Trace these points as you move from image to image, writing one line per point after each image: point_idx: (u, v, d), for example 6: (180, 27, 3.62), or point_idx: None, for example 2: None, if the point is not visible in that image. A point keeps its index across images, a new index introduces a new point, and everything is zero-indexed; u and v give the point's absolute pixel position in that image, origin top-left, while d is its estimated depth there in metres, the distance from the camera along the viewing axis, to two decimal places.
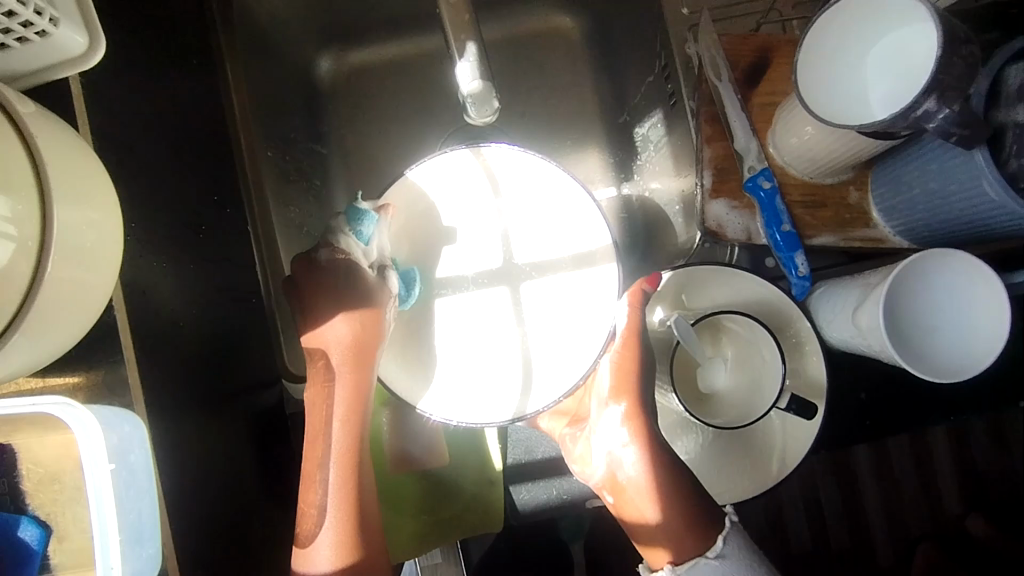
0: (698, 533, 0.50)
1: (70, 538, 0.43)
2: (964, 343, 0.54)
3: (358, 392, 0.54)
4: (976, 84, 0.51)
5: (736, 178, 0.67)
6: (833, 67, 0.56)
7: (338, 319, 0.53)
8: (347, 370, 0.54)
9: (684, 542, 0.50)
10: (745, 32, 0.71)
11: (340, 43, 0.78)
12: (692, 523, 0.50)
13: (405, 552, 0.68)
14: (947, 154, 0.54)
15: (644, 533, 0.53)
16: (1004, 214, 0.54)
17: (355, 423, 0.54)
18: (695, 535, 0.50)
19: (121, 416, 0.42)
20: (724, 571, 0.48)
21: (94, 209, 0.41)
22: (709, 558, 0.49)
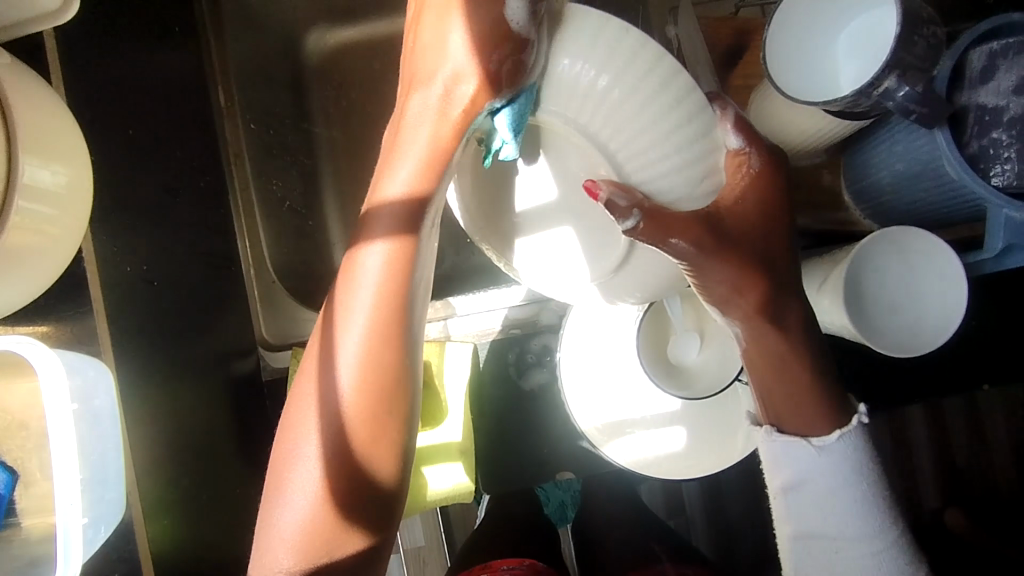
0: (826, 412, 0.49)
1: (37, 484, 0.44)
2: (921, 319, 0.56)
3: (390, 311, 0.45)
4: (940, 66, 0.51)
5: None
6: (800, 46, 0.57)
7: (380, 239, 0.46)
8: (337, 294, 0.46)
9: (794, 416, 0.50)
10: (726, 15, 0.72)
11: (328, 21, 0.80)
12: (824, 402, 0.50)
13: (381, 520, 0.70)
14: (908, 135, 0.55)
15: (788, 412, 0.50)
16: (964, 195, 0.55)
17: (379, 346, 0.44)
18: (822, 416, 0.49)
19: (86, 361, 0.43)
20: (824, 460, 0.49)
21: (62, 160, 0.41)
22: (812, 444, 0.49)
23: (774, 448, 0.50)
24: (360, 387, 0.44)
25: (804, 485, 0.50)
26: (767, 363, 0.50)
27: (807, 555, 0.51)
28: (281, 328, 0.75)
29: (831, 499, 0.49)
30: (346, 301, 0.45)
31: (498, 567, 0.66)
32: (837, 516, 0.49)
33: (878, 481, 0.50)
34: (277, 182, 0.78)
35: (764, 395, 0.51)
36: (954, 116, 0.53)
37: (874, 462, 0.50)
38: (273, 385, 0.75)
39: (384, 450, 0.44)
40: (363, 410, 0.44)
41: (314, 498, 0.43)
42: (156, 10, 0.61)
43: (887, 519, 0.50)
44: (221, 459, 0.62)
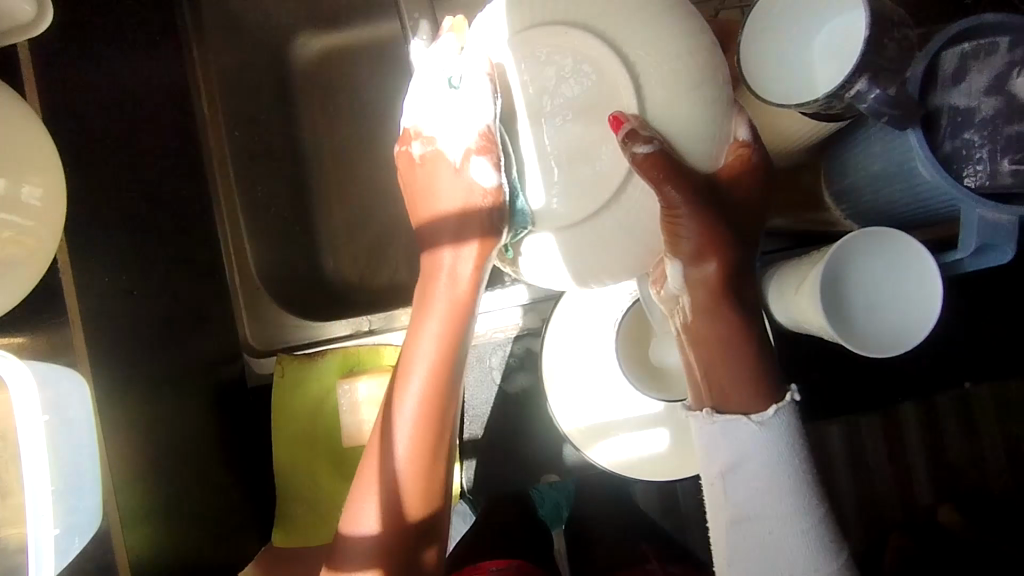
0: (766, 388, 0.49)
1: (13, 494, 0.44)
2: (897, 317, 0.56)
3: (456, 328, 0.49)
4: (913, 68, 0.51)
5: None
6: (774, 50, 0.58)
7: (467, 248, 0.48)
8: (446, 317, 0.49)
9: (734, 395, 0.49)
10: (705, 18, 0.73)
11: (311, 28, 0.80)
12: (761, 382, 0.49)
13: None
14: (884, 136, 0.56)
15: (729, 389, 0.49)
16: (939, 196, 0.55)
17: (443, 365, 0.48)
18: (757, 392, 0.49)
19: (59, 371, 0.43)
20: (765, 438, 0.48)
21: (33, 172, 0.41)
22: (752, 422, 0.48)
23: (706, 432, 0.49)
24: (422, 399, 0.48)
25: (741, 469, 0.48)
26: (721, 334, 0.49)
27: (742, 543, 0.50)
28: (265, 334, 0.75)
29: (764, 477, 0.48)
30: (420, 320, 0.49)
31: (486, 569, 0.65)
32: (767, 492, 0.48)
33: (807, 460, 0.49)
34: (261, 188, 0.78)
35: (708, 375, 0.50)
36: (927, 117, 0.53)
37: (802, 442, 0.49)
38: (258, 392, 0.75)
39: (424, 493, 0.48)
40: (426, 421, 0.48)
41: (391, 499, 0.47)
42: (133, 19, 0.61)
43: (815, 499, 0.48)
44: (205, 466, 0.62)
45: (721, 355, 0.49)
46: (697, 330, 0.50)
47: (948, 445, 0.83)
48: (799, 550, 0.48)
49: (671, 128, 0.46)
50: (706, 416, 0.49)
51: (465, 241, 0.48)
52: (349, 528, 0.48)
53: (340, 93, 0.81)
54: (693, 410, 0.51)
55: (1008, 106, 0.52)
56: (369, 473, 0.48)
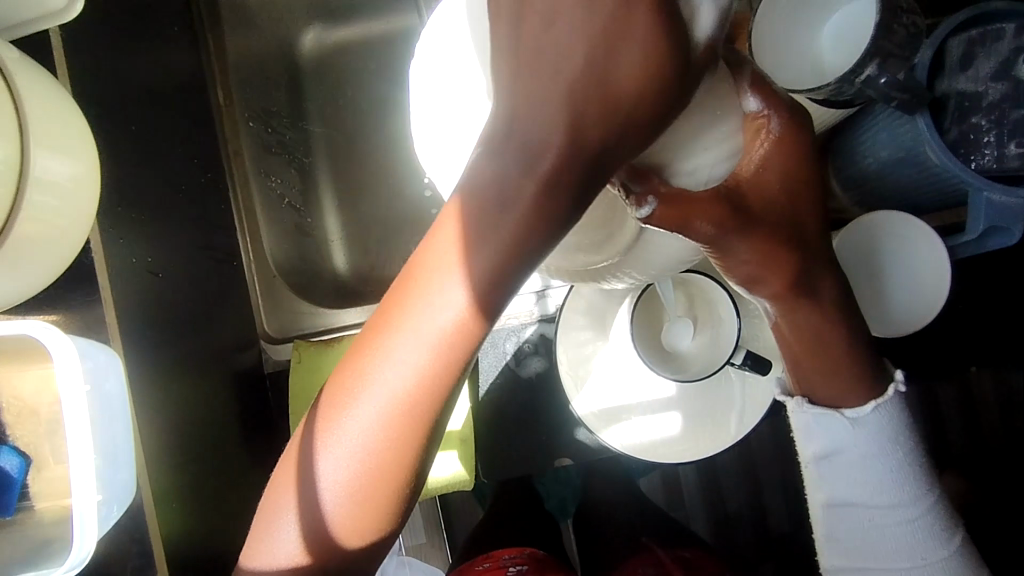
0: (868, 385, 0.52)
1: (48, 468, 0.45)
2: (908, 296, 0.57)
3: (445, 362, 0.35)
4: (920, 55, 0.53)
5: None
6: (788, 37, 0.59)
7: (448, 219, 0.35)
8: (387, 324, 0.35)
9: (839, 394, 0.52)
10: None
11: (324, 20, 0.82)
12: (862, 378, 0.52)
13: None
14: (890, 122, 0.57)
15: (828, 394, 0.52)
16: (947, 179, 0.56)
17: (426, 384, 0.35)
18: (859, 390, 0.52)
19: (96, 347, 0.44)
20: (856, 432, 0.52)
21: (69, 152, 0.43)
22: (847, 417, 0.52)
23: (803, 421, 0.54)
24: (391, 426, 0.35)
25: (841, 456, 0.54)
26: (808, 342, 0.51)
27: (836, 519, 0.57)
28: (282, 321, 0.77)
29: (863, 464, 0.53)
30: (397, 308, 0.35)
31: (501, 558, 0.72)
32: (869, 482, 0.54)
33: (911, 445, 0.54)
34: (275, 178, 0.79)
35: (801, 372, 0.53)
36: (935, 102, 0.54)
37: (908, 427, 0.54)
38: (274, 378, 0.77)
39: (373, 509, 0.36)
40: (399, 422, 0.35)
41: (331, 524, 0.35)
42: (155, 8, 0.62)
43: (920, 484, 0.55)
44: (226, 449, 0.63)
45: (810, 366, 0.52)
46: (789, 331, 0.51)
47: (952, 427, 0.86)
48: (894, 528, 0.55)
49: (683, 165, 0.39)
50: (797, 404, 0.53)
51: (442, 221, 0.35)
52: (255, 553, 0.37)
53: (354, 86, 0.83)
54: (788, 395, 0.55)
55: (1015, 90, 0.54)
56: (273, 496, 0.37)
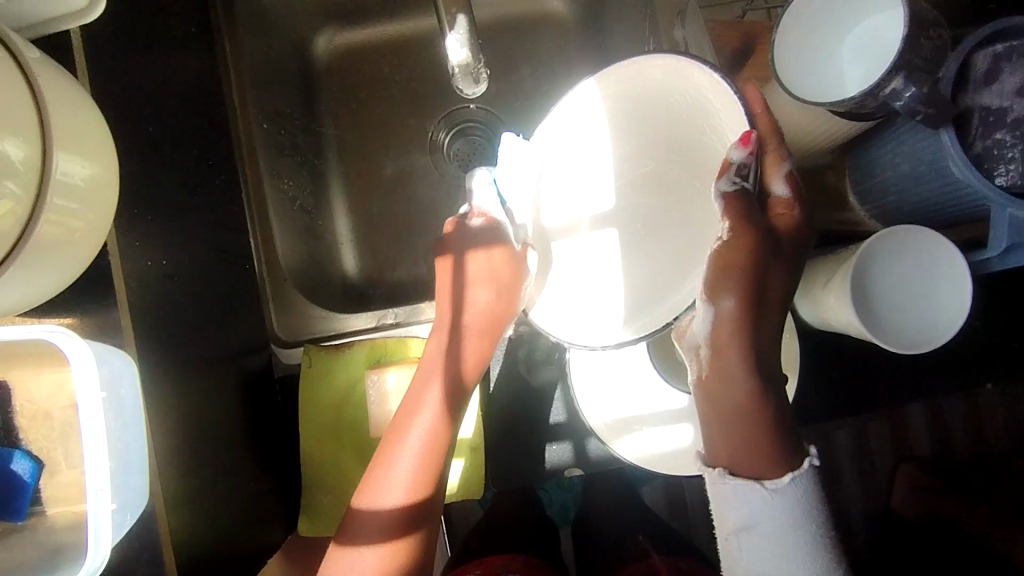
0: (777, 457, 0.51)
1: (62, 472, 0.45)
2: (925, 316, 0.57)
3: (486, 341, 0.61)
4: (946, 68, 0.53)
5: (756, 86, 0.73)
6: (808, 51, 0.58)
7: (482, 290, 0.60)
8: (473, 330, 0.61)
9: (745, 462, 0.52)
10: (732, 18, 0.75)
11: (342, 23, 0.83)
12: (768, 449, 0.51)
13: None
14: (914, 136, 0.57)
15: (735, 453, 0.53)
16: (970, 195, 0.56)
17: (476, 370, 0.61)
18: (769, 460, 0.51)
19: (113, 352, 0.44)
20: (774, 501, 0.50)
21: (92, 153, 0.42)
22: (766, 488, 0.51)
23: (719, 492, 0.53)
24: (441, 402, 0.59)
25: (754, 529, 0.51)
26: (744, 400, 0.52)
27: None
28: (291, 325, 0.75)
29: (769, 535, 0.51)
30: (444, 345, 0.61)
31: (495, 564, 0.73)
32: (780, 558, 0.51)
33: (822, 525, 0.51)
34: (286, 180, 0.79)
35: (722, 427, 0.54)
36: (959, 116, 0.54)
37: (824, 508, 0.52)
38: (284, 381, 0.77)
39: (427, 473, 0.57)
40: (438, 428, 0.58)
41: (417, 470, 0.57)
42: (175, 10, 0.62)
43: (828, 560, 0.51)
44: (236, 455, 0.63)
45: (722, 415, 0.54)
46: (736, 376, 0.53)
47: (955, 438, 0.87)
48: None
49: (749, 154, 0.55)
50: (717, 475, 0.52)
51: (492, 252, 0.59)
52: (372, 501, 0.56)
53: (370, 89, 0.84)
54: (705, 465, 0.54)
55: None
56: (382, 463, 0.58)
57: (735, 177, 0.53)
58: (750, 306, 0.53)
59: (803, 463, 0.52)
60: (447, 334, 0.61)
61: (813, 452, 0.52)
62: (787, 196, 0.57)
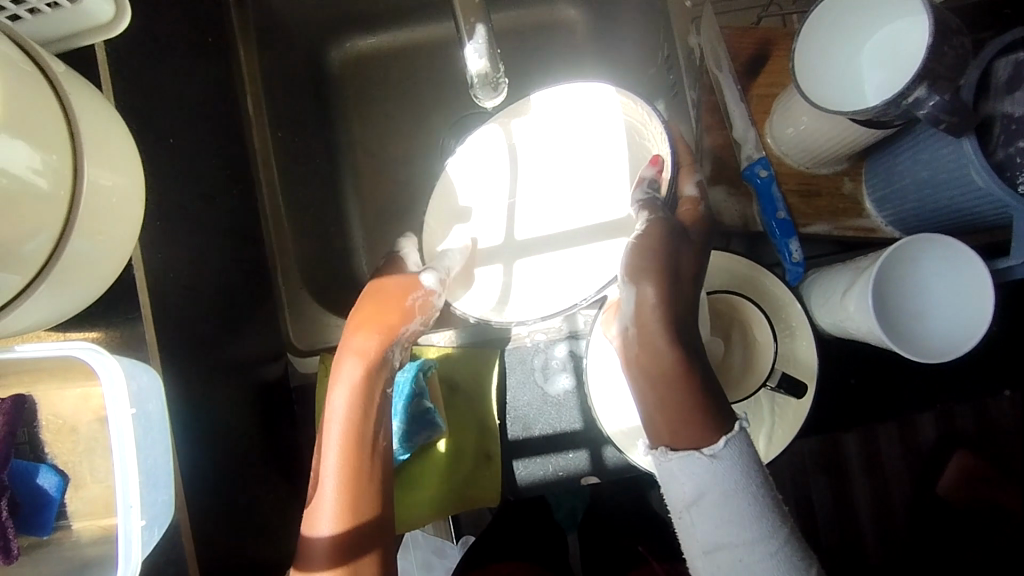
0: (709, 420, 0.52)
1: (88, 487, 0.45)
2: (943, 330, 0.57)
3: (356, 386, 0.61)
4: (966, 76, 0.53)
5: (774, 93, 0.73)
6: (827, 59, 0.58)
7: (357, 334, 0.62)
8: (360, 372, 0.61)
9: (683, 434, 0.53)
10: (747, 25, 0.75)
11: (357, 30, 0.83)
12: (701, 412, 0.53)
13: (423, 515, 0.70)
14: (934, 145, 0.57)
15: (673, 424, 0.53)
16: (991, 203, 0.56)
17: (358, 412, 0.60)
18: (705, 424, 0.52)
19: (141, 366, 0.43)
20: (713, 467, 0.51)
21: (120, 166, 0.42)
22: (703, 454, 0.51)
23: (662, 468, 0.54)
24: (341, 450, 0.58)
25: (702, 497, 0.51)
26: (665, 370, 0.54)
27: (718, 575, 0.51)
28: (308, 334, 0.77)
29: (712, 505, 0.51)
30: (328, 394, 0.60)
31: None
32: (730, 526, 0.50)
33: (768, 486, 0.51)
34: (302, 189, 0.79)
35: (658, 408, 0.54)
36: (981, 124, 0.54)
37: (767, 479, 0.52)
38: (300, 391, 0.76)
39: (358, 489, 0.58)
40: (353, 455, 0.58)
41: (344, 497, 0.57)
42: (192, 21, 0.62)
43: (778, 531, 0.50)
44: (256, 466, 0.63)
45: (649, 397, 0.55)
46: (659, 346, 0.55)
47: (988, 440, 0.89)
48: None
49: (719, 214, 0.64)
50: (660, 452, 0.54)
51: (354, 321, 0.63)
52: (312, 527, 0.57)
53: (384, 96, 0.84)
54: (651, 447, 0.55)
55: None
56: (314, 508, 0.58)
57: (642, 189, 0.61)
58: (667, 286, 0.55)
59: (734, 427, 0.53)
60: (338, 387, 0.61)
61: (741, 418, 0.54)
62: (694, 194, 0.62)
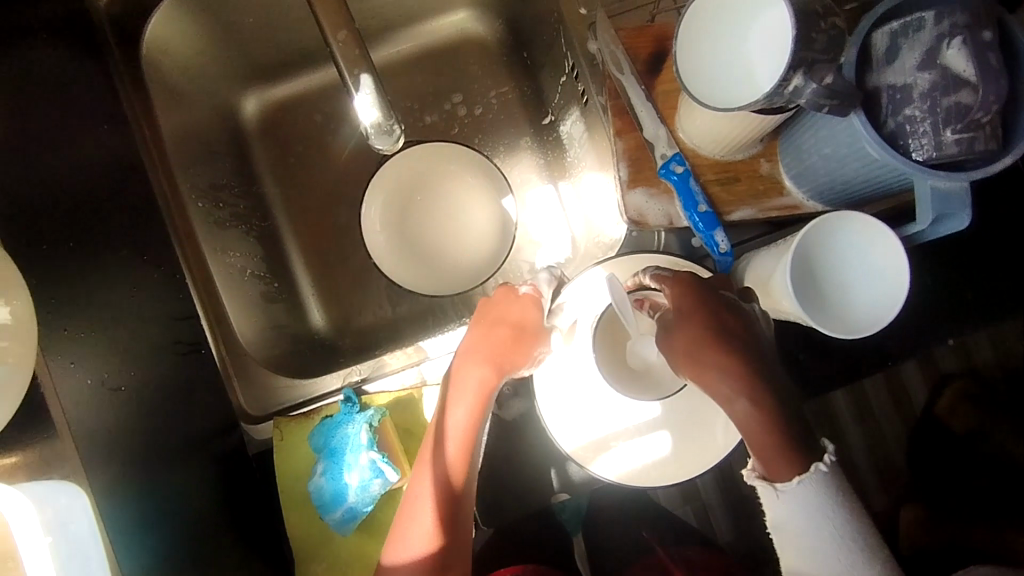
0: (795, 459, 0.51)
1: None
2: (876, 272, 0.57)
3: (475, 414, 0.66)
4: (845, 55, 0.54)
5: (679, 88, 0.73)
6: (709, 55, 0.58)
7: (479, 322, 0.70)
8: (489, 371, 0.67)
9: (777, 468, 0.52)
10: (643, 23, 0.76)
11: (268, 80, 0.89)
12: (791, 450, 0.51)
13: None
14: (831, 123, 0.57)
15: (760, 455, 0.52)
16: (891, 171, 0.56)
17: (472, 436, 0.65)
18: (791, 460, 0.51)
19: (56, 489, 0.51)
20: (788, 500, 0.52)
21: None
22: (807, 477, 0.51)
23: (782, 501, 0.53)
24: (448, 471, 0.64)
25: (783, 527, 0.54)
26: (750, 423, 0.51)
27: (789, 554, 0.55)
28: (259, 399, 0.75)
29: (809, 542, 0.53)
30: (455, 404, 0.66)
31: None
32: (818, 549, 0.53)
33: (847, 510, 0.53)
34: (232, 252, 0.82)
35: (754, 447, 0.52)
36: (867, 98, 0.55)
37: (845, 491, 0.53)
38: (259, 458, 0.76)
39: (444, 519, 0.62)
40: (455, 476, 0.64)
41: (435, 519, 0.62)
42: None
43: (848, 537, 0.53)
44: (213, 539, 0.65)
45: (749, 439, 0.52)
46: (720, 390, 0.53)
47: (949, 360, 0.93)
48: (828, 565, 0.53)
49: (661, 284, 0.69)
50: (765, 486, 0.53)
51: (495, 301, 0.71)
52: (404, 540, 0.62)
53: None
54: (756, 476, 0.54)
55: (943, 78, 0.52)
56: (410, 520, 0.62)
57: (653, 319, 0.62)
58: (724, 339, 0.53)
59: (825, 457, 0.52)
60: (463, 395, 0.66)
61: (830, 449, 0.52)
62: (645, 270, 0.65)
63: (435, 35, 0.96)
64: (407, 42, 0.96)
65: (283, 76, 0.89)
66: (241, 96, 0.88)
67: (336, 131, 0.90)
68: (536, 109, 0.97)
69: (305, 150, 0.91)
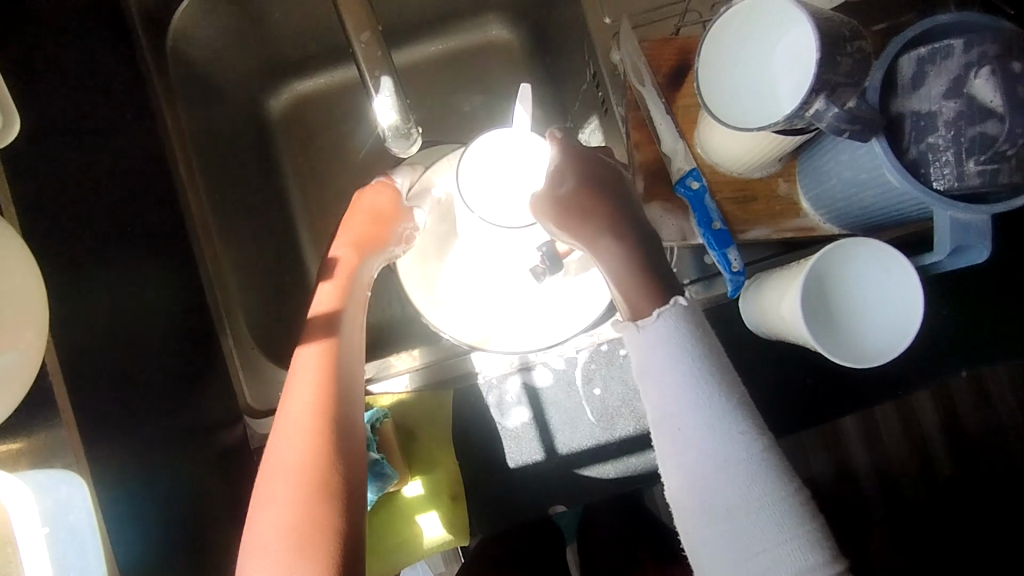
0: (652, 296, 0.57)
1: None
2: (889, 303, 0.56)
3: (323, 382, 0.63)
4: (870, 78, 0.53)
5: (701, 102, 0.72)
6: (733, 73, 0.58)
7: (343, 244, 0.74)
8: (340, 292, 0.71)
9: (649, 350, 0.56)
10: (669, 35, 0.75)
11: (291, 74, 0.89)
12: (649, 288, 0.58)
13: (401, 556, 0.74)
14: (852, 146, 0.57)
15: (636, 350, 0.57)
16: (911, 199, 0.55)
17: (327, 382, 0.63)
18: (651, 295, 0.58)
19: (55, 478, 0.53)
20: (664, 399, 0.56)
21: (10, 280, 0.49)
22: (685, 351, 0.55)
23: (652, 385, 0.55)
24: (309, 431, 0.61)
25: (667, 424, 0.55)
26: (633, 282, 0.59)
27: (686, 491, 0.54)
28: (264, 393, 0.76)
29: (688, 441, 0.54)
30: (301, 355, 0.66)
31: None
32: (704, 455, 0.53)
33: (733, 410, 0.53)
34: (247, 244, 0.82)
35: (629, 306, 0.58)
36: (891, 123, 0.54)
37: (718, 376, 0.54)
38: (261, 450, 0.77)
39: (309, 476, 0.59)
40: (314, 423, 0.61)
41: (292, 486, 0.58)
42: None
43: (744, 447, 0.52)
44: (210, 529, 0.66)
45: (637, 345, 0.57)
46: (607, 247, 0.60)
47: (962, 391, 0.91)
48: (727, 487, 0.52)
49: None
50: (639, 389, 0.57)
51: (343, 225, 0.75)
52: (257, 512, 0.59)
53: None
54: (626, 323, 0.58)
55: (969, 108, 0.51)
56: (264, 495, 0.59)
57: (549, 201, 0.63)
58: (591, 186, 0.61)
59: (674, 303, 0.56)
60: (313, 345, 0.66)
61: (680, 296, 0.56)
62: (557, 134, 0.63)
63: (460, 36, 0.96)
64: (430, 43, 0.96)
65: (305, 71, 0.90)
66: (265, 89, 0.89)
67: (356, 129, 0.91)
68: (556, 115, 0.96)
69: (322, 146, 0.91)
